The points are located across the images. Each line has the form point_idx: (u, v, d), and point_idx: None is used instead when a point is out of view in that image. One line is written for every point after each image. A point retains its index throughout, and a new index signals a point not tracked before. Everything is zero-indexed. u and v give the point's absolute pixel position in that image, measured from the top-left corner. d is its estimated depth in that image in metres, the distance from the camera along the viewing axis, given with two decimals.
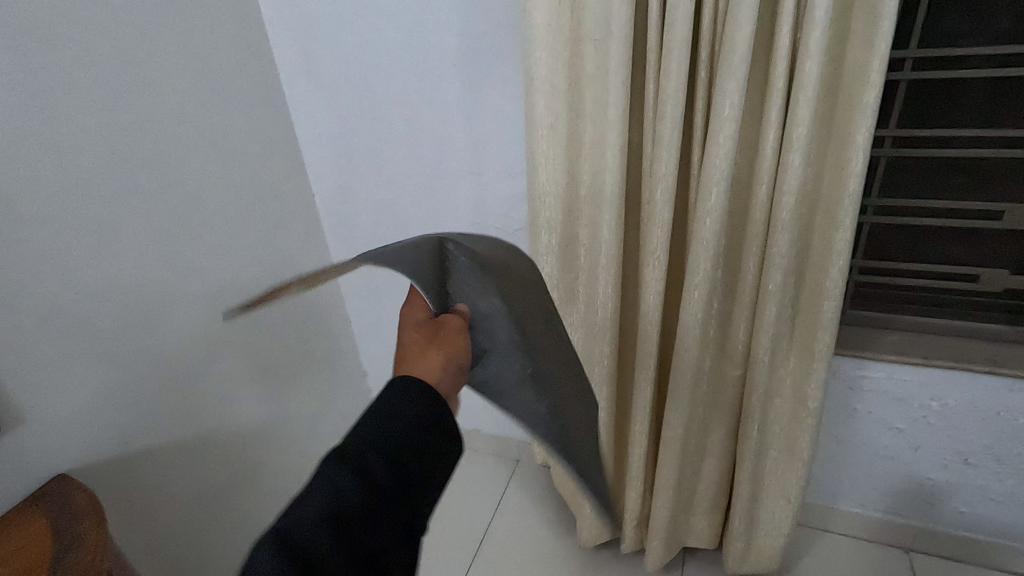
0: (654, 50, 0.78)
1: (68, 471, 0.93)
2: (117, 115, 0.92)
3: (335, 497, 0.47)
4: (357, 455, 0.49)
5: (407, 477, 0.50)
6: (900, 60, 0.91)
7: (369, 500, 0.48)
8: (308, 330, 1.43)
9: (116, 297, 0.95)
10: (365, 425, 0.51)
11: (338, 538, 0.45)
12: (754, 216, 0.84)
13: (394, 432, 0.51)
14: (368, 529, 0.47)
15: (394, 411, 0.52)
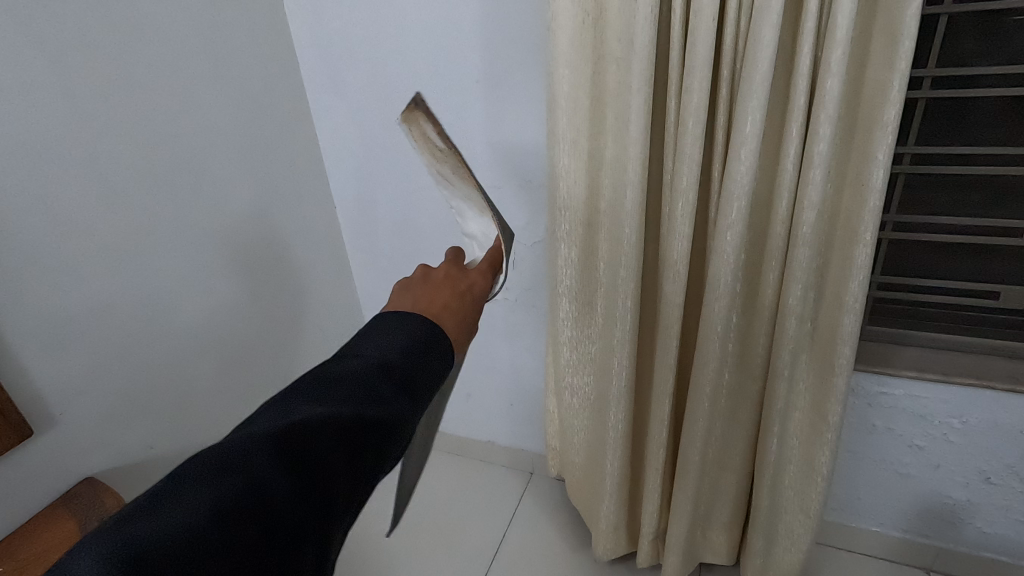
0: (676, 67, 0.80)
1: (93, 473, 0.95)
2: (151, 129, 0.96)
3: (372, 396, 0.45)
4: (393, 364, 0.48)
5: (433, 393, 0.50)
6: (918, 79, 0.92)
7: (404, 411, 0.47)
8: (321, 321, 1.42)
9: (143, 303, 0.97)
10: (414, 345, 0.50)
11: (370, 436, 0.44)
12: (774, 230, 0.85)
13: (430, 356, 0.51)
14: (397, 433, 0.46)
15: (430, 335, 0.52)
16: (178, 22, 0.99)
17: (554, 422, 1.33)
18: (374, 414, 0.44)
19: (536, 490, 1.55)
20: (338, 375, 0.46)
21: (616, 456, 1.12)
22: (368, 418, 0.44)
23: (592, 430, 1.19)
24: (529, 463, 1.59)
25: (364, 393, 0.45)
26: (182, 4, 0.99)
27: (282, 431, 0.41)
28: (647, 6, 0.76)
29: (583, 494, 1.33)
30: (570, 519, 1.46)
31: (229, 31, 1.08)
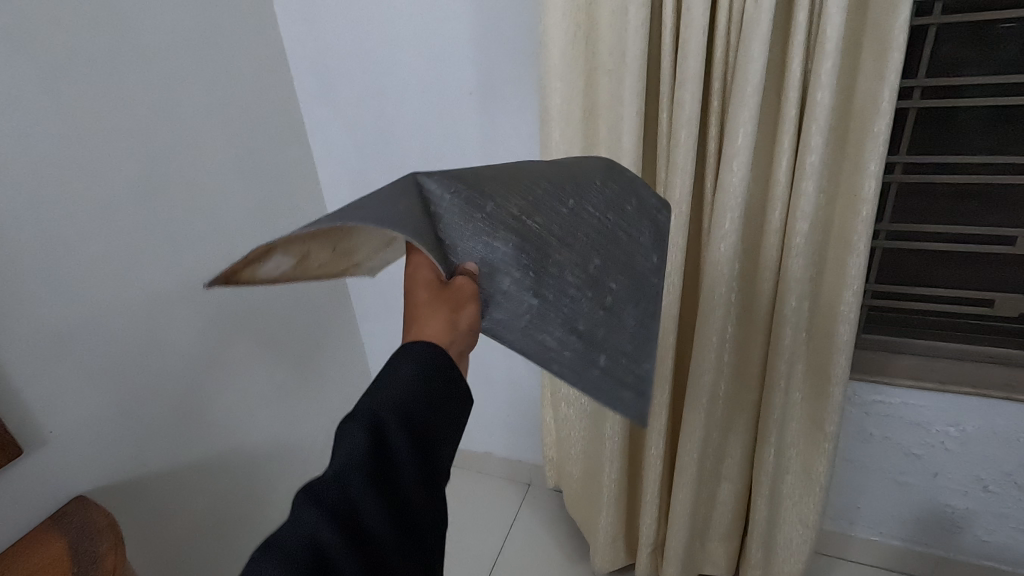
0: (668, 81, 0.81)
1: (85, 492, 0.93)
2: (143, 145, 0.95)
3: (358, 462, 0.43)
4: (380, 423, 0.45)
5: (432, 425, 0.48)
6: (908, 90, 0.93)
7: (399, 456, 0.45)
8: (322, 326, 1.42)
9: (135, 319, 0.97)
10: (385, 387, 0.47)
11: (375, 496, 0.43)
12: (768, 241, 0.85)
13: (413, 392, 0.47)
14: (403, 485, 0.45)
15: (416, 375, 0.48)
16: (170, 38, 0.99)
17: (551, 433, 1.32)
18: (367, 485, 0.43)
19: (534, 501, 1.54)
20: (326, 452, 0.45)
21: (613, 468, 1.11)
22: (363, 486, 0.43)
23: (590, 441, 1.18)
24: (526, 474, 1.58)
25: (349, 458, 0.43)
26: (175, 21, 0.99)
27: (286, 537, 0.41)
28: (637, 20, 0.77)
29: (581, 506, 1.32)
30: (569, 531, 1.44)
31: (222, 46, 1.08)
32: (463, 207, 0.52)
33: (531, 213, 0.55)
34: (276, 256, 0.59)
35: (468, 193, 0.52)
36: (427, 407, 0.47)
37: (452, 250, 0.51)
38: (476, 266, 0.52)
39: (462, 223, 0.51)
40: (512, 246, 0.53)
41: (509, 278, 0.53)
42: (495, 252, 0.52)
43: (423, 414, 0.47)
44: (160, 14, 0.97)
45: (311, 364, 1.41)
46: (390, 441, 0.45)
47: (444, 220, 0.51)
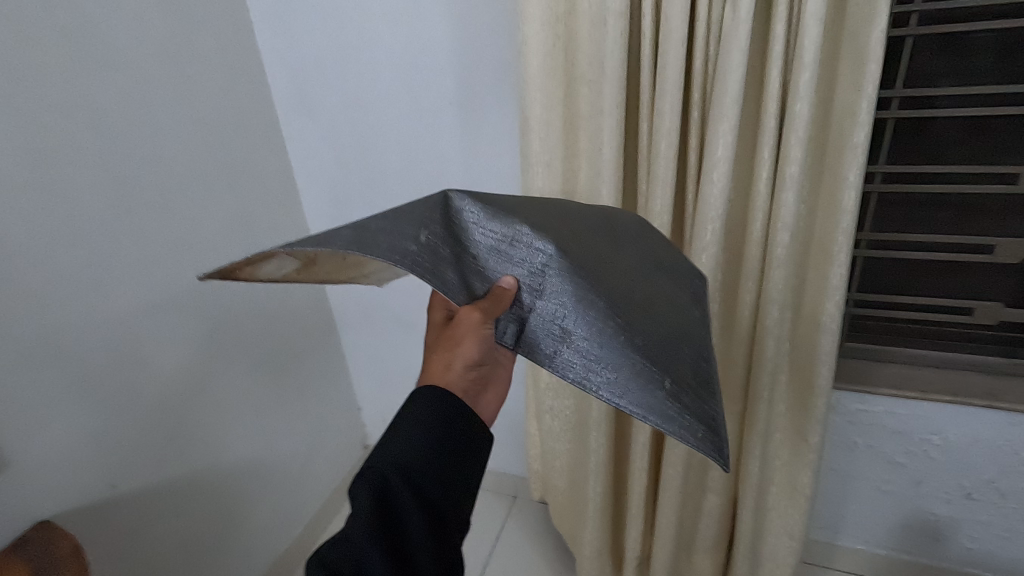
0: (648, 91, 0.80)
1: (51, 517, 0.90)
2: (113, 154, 0.92)
3: (371, 522, 0.51)
4: (390, 488, 0.53)
5: (437, 484, 0.54)
6: (886, 100, 0.93)
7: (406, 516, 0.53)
8: (312, 339, 1.43)
9: (103, 336, 0.93)
10: (395, 452, 0.54)
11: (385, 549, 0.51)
12: (749, 253, 0.85)
13: (419, 456, 0.54)
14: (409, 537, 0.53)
15: (418, 441, 0.54)
16: (143, 44, 0.96)
17: (536, 445, 1.30)
18: (380, 543, 0.51)
19: (519, 514, 1.52)
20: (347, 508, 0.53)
21: (597, 480, 1.10)
22: (373, 542, 0.51)
23: (574, 454, 1.17)
24: (511, 486, 1.56)
25: (356, 517, 0.52)
26: (148, 26, 0.97)
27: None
28: (617, 29, 0.76)
29: (566, 519, 1.30)
30: (553, 544, 1.42)
31: (197, 53, 1.06)
32: (489, 223, 0.57)
33: (568, 232, 0.60)
34: (274, 260, 0.58)
35: (492, 211, 0.57)
36: (427, 467, 0.54)
37: (487, 266, 0.56)
38: (513, 277, 0.56)
39: (499, 237, 0.56)
40: (550, 254, 0.56)
41: (548, 285, 0.55)
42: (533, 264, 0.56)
43: (423, 475, 0.54)
44: (132, 19, 0.94)
45: (305, 382, 1.42)
46: (391, 501, 0.53)
47: (477, 235, 0.56)
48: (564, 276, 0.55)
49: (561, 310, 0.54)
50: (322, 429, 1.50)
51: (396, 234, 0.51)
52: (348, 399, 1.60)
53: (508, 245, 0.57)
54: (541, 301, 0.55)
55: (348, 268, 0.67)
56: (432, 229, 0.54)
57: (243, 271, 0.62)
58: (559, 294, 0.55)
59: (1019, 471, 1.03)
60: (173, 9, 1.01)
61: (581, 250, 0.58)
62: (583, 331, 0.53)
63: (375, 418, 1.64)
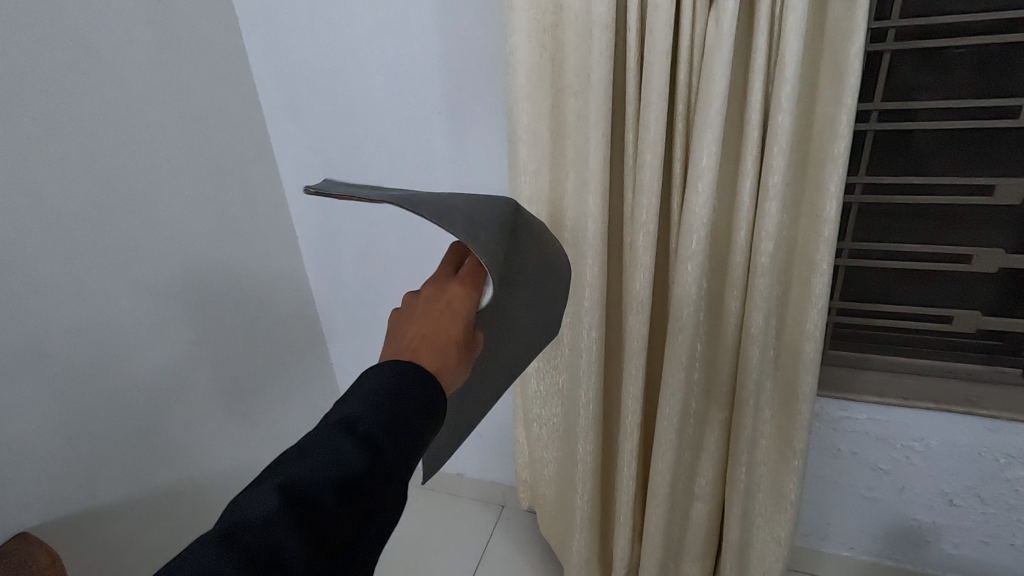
0: (633, 103, 0.81)
1: (29, 528, 0.88)
2: (97, 161, 0.92)
3: (334, 460, 0.45)
4: (359, 431, 0.47)
5: (409, 440, 0.48)
6: (866, 113, 0.95)
7: (367, 466, 0.46)
8: (300, 347, 1.42)
9: (86, 344, 0.92)
10: (370, 396, 0.49)
11: (339, 497, 0.44)
12: (734, 261, 0.86)
13: (397, 404, 0.49)
14: (367, 488, 0.45)
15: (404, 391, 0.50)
16: (131, 52, 0.96)
17: (524, 454, 1.30)
18: (339, 488, 0.44)
19: (508, 523, 1.51)
20: (304, 444, 0.46)
21: (585, 489, 1.10)
22: (331, 482, 0.44)
23: (562, 462, 1.17)
24: (499, 495, 1.56)
25: (325, 459, 0.45)
26: (135, 34, 0.97)
27: (254, 517, 0.42)
28: (602, 42, 0.77)
29: (554, 528, 1.29)
30: (541, 553, 1.42)
31: (186, 62, 1.06)
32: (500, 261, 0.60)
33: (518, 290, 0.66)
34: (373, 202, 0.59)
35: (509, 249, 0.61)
36: (410, 420, 0.49)
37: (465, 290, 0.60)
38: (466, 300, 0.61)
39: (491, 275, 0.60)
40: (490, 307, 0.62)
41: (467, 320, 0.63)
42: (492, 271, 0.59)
43: (405, 426, 0.48)
44: (119, 27, 0.94)
45: (291, 391, 1.41)
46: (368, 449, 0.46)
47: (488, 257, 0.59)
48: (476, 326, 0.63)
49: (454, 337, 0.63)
50: None
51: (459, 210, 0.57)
52: None
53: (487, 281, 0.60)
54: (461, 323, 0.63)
55: None
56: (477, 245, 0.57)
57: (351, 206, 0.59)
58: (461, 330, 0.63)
59: (998, 477, 1.05)
60: (161, 18, 1.01)
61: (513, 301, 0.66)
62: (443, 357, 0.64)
63: None
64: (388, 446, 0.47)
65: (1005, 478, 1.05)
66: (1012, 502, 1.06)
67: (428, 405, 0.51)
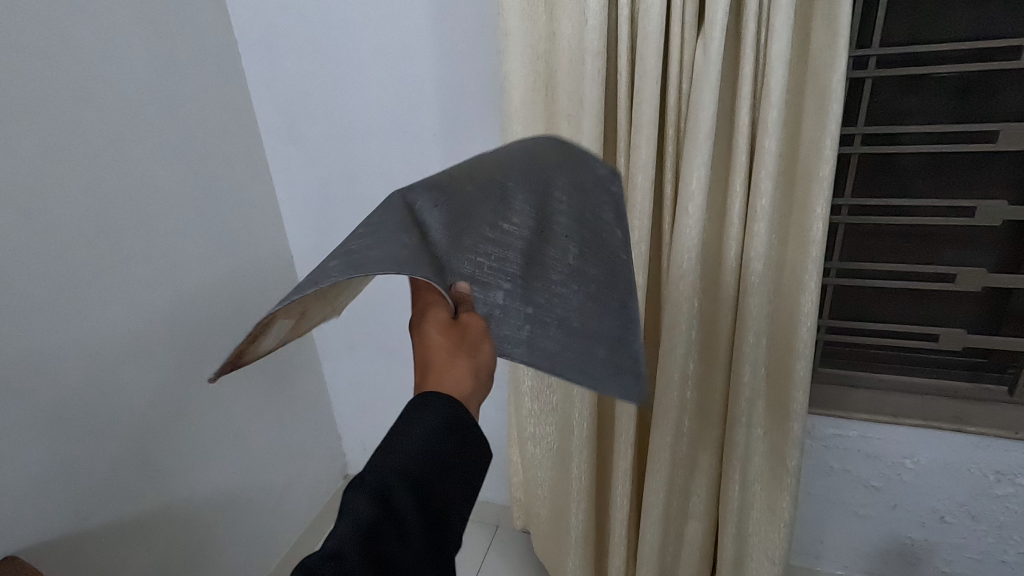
0: (625, 127, 0.84)
1: (20, 550, 0.87)
2: (94, 183, 0.93)
3: (369, 517, 0.43)
4: (389, 482, 0.45)
5: (442, 478, 0.47)
6: (849, 136, 0.98)
7: (402, 515, 0.44)
8: (294, 366, 1.42)
9: (80, 364, 0.93)
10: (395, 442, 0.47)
11: (381, 548, 0.43)
12: (724, 281, 0.88)
13: (426, 442, 0.47)
14: (406, 538, 0.44)
15: (434, 441, 0.48)
16: (131, 76, 0.98)
17: (519, 473, 1.30)
18: (378, 545, 0.43)
19: (502, 543, 1.50)
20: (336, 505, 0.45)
21: (580, 508, 1.10)
22: (370, 540, 0.43)
23: (556, 480, 1.17)
24: (493, 515, 1.55)
25: (360, 516, 0.43)
26: (136, 59, 0.99)
27: None
28: (593, 68, 0.80)
29: (548, 549, 1.29)
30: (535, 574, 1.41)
31: (185, 85, 1.08)
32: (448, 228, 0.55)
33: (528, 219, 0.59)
34: (277, 327, 0.58)
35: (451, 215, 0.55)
36: (439, 475, 0.47)
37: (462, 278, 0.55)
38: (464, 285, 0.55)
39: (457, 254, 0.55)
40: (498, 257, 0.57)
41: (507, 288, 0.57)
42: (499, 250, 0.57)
43: (435, 464, 0.47)
44: (119, 53, 0.96)
45: (285, 410, 1.40)
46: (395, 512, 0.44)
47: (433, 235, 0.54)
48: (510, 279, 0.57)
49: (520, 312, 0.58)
50: (300, 459, 1.48)
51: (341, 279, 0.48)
52: (329, 428, 1.58)
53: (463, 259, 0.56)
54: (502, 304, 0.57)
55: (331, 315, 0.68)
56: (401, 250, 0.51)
57: (247, 351, 0.59)
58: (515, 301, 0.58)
59: (988, 494, 1.06)
60: (162, 43, 1.03)
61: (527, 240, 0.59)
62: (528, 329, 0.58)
63: (356, 447, 1.62)
64: (421, 491, 0.46)
65: (995, 495, 1.06)
66: (1003, 519, 1.07)
67: (456, 438, 0.49)
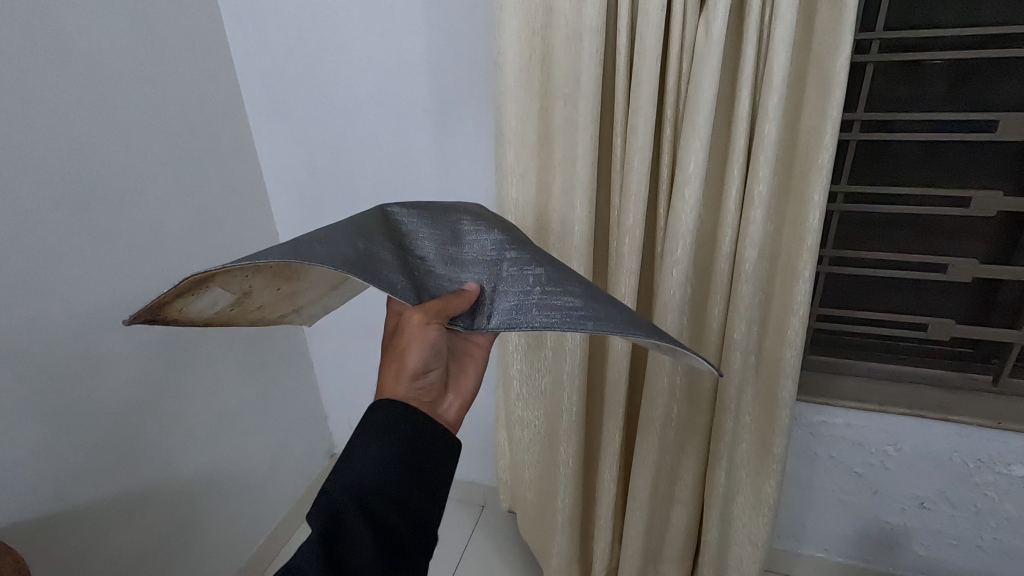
0: (622, 107, 0.81)
1: None
2: (69, 153, 0.89)
3: (333, 511, 0.57)
4: (350, 487, 0.58)
5: (390, 476, 0.59)
6: (849, 122, 0.97)
7: (360, 508, 0.57)
8: (280, 346, 1.40)
9: (55, 343, 0.89)
10: (357, 451, 0.60)
11: (344, 531, 0.57)
12: (718, 268, 0.87)
13: (377, 449, 0.60)
14: (364, 524, 0.57)
15: (371, 453, 0.60)
16: (109, 40, 0.93)
17: (506, 456, 1.30)
18: (342, 529, 0.57)
19: (488, 523, 1.51)
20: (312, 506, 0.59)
21: (566, 493, 1.09)
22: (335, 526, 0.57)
23: (543, 465, 1.16)
24: (479, 496, 1.55)
25: (328, 510, 0.57)
26: (113, 22, 0.94)
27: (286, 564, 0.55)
28: (593, 45, 0.77)
29: (534, 530, 1.29)
30: (520, 555, 1.41)
31: (167, 53, 1.03)
32: (433, 238, 0.68)
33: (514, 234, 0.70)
34: (212, 293, 0.62)
35: (431, 226, 0.69)
36: (383, 476, 0.59)
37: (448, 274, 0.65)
38: (474, 281, 0.64)
39: (442, 253, 0.67)
40: (492, 244, 0.67)
41: (504, 273, 0.64)
42: (485, 253, 0.67)
43: (384, 466, 0.59)
44: (96, 15, 0.91)
45: (272, 389, 1.39)
46: (348, 529, 0.57)
47: (418, 240, 0.67)
48: (509, 260, 0.65)
49: (519, 300, 0.61)
50: (286, 439, 1.46)
51: (326, 247, 0.57)
52: (315, 408, 1.56)
53: (451, 261, 0.66)
54: (497, 292, 0.63)
55: (283, 298, 0.72)
56: (372, 240, 0.61)
57: (176, 300, 0.61)
58: (511, 286, 0.63)
59: (968, 481, 1.08)
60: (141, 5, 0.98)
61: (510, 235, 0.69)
62: (535, 303, 0.60)
63: (343, 427, 1.60)
64: (375, 491, 0.59)
65: (974, 482, 1.07)
66: (981, 506, 1.09)
67: (403, 445, 0.61)
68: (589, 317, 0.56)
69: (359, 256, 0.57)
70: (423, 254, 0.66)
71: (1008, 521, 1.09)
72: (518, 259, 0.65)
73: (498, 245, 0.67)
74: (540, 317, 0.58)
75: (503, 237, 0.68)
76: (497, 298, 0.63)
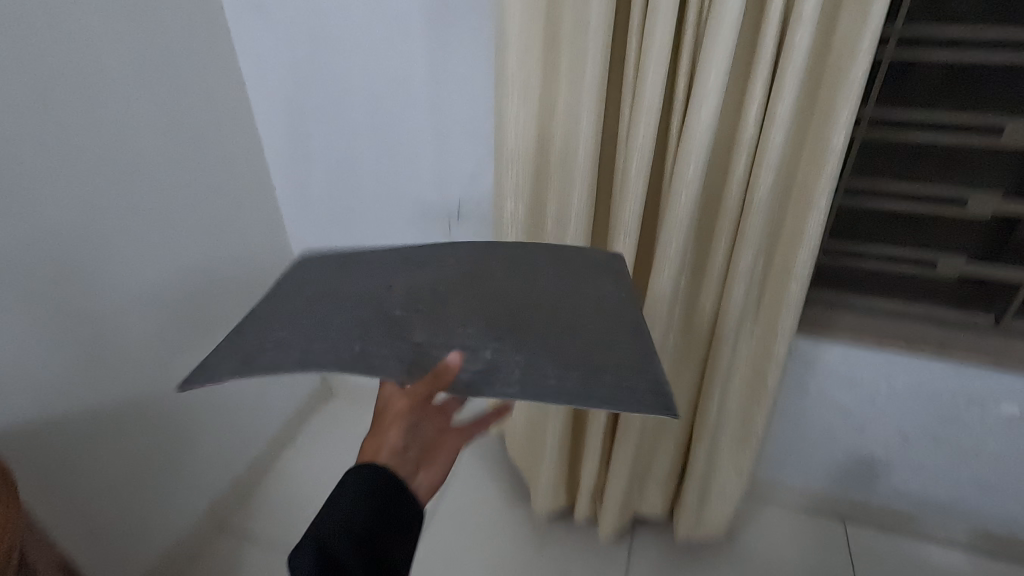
0: (638, 8, 0.73)
1: None
2: (22, 42, 0.80)
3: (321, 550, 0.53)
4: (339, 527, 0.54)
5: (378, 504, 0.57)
6: (884, 39, 0.87)
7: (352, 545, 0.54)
8: (269, 265, 1.35)
9: (25, 252, 0.84)
10: (340, 502, 0.56)
11: None
12: (728, 194, 0.82)
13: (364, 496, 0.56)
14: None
15: (356, 495, 0.56)
16: None
17: None
18: None
19: (477, 444, 1.53)
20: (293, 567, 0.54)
21: (558, 416, 1.10)
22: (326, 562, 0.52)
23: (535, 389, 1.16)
24: None
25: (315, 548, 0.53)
26: None
27: None
28: None
29: (523, 451, 1.31)
30: (509, 473, 1.45)
31: None
32: (424, 315, 0.66)
33: (515, 300, 0.69)
34: None
35: (426, 312, 0.67)
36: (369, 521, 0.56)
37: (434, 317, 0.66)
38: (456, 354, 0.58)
39: (432, 315, 0.66)
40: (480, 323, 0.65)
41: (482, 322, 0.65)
42: (473, 321, 0.65)
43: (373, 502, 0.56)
44: None
45: (263, 309, 1.36)
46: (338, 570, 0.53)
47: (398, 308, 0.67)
48: (493, 329, 0.64)
49: (500, 354, 0.61)
50: None
51: (310, 356, 0.59)
52: None
53: (439, 318, 0.66)
54: (482, 344, 0.62)
55: None
56: (367, 342, 0.62)
57: None
58: (494, 333, 0.63)
59: (956, 418, 1.09)
60: None
61: (502, 312, 0.67)
62: (515, 352, 0.61)
63: None
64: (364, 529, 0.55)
65: (962, 420, 1.08)
66: (964, 442, 1.11)
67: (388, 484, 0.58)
68: (562, 381, 0.57)
69: (353, 357, 0.59)
70: (410, 334, 0.63)
71: (988, 457, 1.11)
72: (507, 326, 0.64)
73: (484, 329, 0.64)
74: (519, 368, 0.58)
75: (488, 321, 0.65)
76: (479, 350, 0.61)
